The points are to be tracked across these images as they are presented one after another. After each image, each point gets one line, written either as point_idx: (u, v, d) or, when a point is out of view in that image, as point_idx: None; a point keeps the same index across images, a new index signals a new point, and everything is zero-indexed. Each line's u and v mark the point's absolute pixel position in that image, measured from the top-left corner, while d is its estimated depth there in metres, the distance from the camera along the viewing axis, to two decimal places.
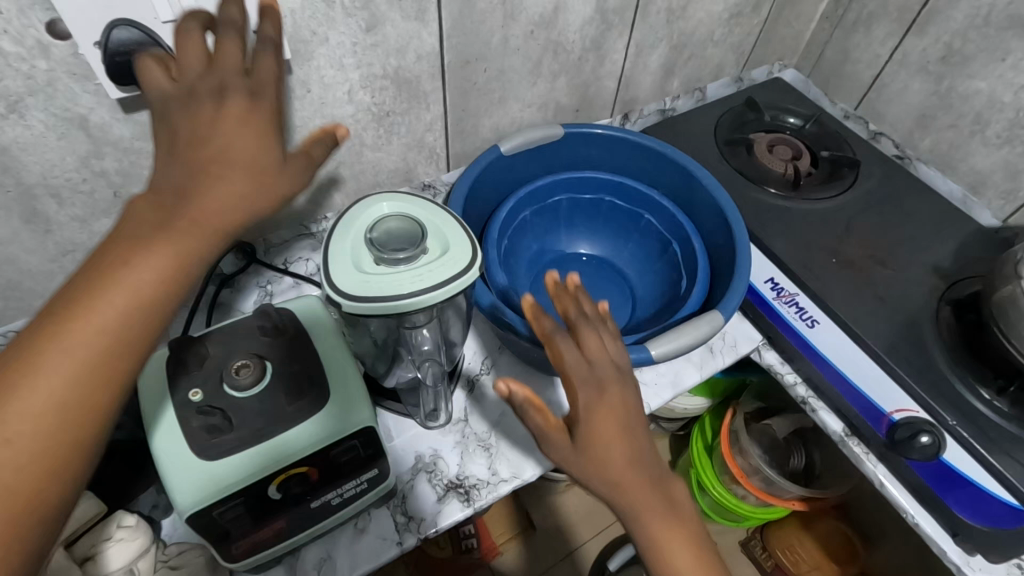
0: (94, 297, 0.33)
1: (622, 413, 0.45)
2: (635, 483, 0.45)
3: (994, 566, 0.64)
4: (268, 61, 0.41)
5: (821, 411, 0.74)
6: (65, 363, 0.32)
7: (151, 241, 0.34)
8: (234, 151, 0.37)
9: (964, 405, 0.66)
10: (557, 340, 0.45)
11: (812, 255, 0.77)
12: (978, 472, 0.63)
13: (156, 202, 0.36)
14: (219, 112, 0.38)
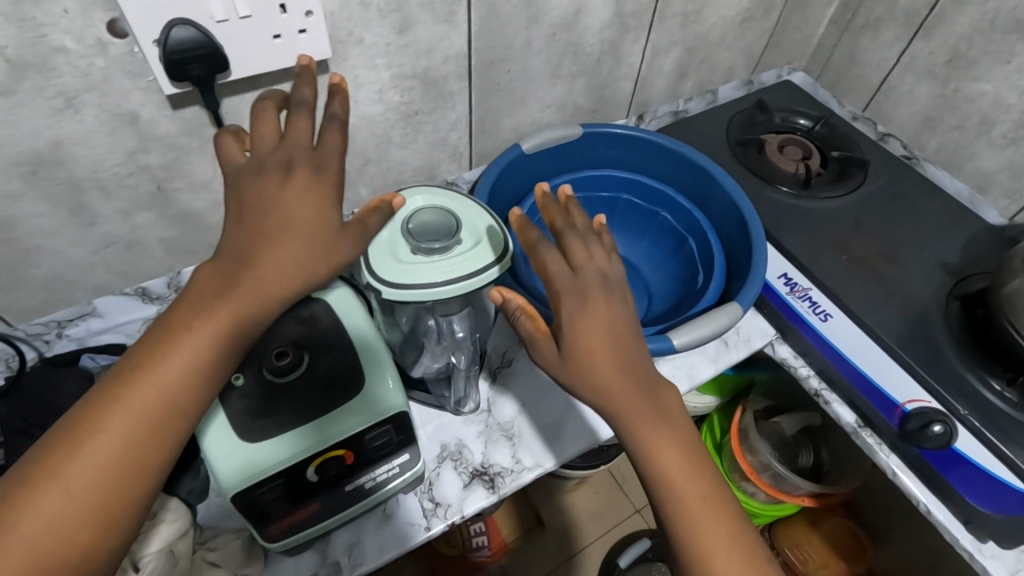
0: (155, 360, 0.37)
1: (609, 322, 0.48)
2: (621, 391, 0.47)
3: (1006, 552, 0.66)
4: (332, 134, 0.45)
5: (834, 403, 0.76)
6: (128, 420, 0.37)
7: (212, 306, 0.39)
8: (293, 223, 0.41)
9: (976, 396, 0.68)
10: (540, 249, 0.50)
11: (824, 252, 0.79)
12: (988, 459, 0.65)
13: (219, 268, 0.40)
14: (286, 184, 0.41)
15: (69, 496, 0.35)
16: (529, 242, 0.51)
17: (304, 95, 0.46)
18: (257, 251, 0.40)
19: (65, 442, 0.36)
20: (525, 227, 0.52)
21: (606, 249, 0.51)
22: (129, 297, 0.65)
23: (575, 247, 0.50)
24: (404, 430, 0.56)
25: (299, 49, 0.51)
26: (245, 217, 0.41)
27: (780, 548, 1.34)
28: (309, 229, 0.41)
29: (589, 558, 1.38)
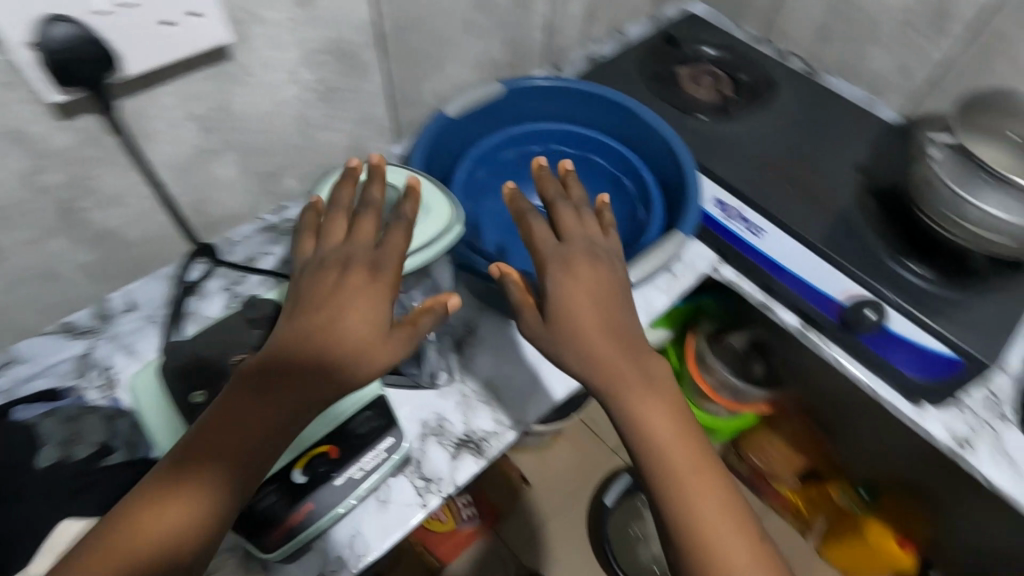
0: (222, 429, 0.44)
1: (595, 292, 0.55)
2: (607, 347, 0.53)
3: (940, 411, 0.74)
4: (399, 239, 0.52)
5: (777, 309, 0.80)
6: (196, 482, 0.43)
7: (269, 386, 0.46)
8: (347, 316, 0.48)
9: (897, 277, 0.74)
10: (529, 221, 0.59)
11: (748, 173, 0.83)
12: (915, 333, 0.72)
13: (278, 355, 0.47)
14: (348, 284, 0.49)
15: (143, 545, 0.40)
16: (520, 212, 0.60)
17: (371, 196, 0.54)
18: (315, 338, 0.48)
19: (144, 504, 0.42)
20: (517, 199, 0.60)
21: (597, 224, 0.60)
22: (54, 336, 0.62)
23: (564, 216, 0.59)
24: (379, 411, 0.57)
25: (200, 35, 0.47)
26: (309, 311, 0.49)
27: (746, 453, 1.47)
28: (361, 324, 0.48)
29: (576, 503, 1.43)
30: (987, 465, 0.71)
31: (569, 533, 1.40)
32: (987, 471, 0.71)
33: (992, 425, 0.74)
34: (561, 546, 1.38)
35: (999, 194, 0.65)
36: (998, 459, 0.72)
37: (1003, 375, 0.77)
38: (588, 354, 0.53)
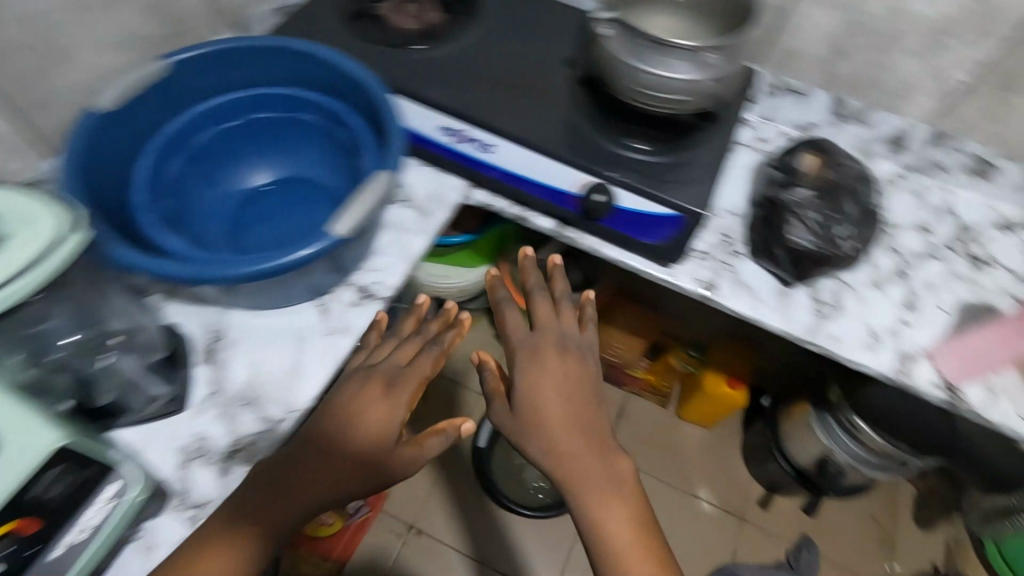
0: (267, 499, 0.57)
1: (563, 371, 0.75)
2: (559, 420, 0.71)
3: (688, 266, 0.82)
4: (425, 361, 0.67)
5: (533, 217, 0.84)
6: (235, 536, 0.56)
7: (305, 476, 0.58)
8: (366, 423, 0.61)
9: (617, 157, 0.78)
10: (505, 311, 0.82)
11: (466, 93, 0.81)
12: (640, 203, 0.77)
13: (321, 453, 0.60)
14: (373, 402, 0.62)
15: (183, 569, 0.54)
16: (497, 302, 0.83)
17: (431, 328, 0.71)
18: (346, 445, 0.60)
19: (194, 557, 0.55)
20: (495, 289, 0.85)
21: (573, 318, 0.82)
22: None
23: (540, 307, 0.81)
24: (58, 461, 0.50)
25: None
26: (340, 413, 0.62)
27: (599, 352, 1.57)
28: (375, 439, 0.61)
29: (455, 456, 1.43)
30: (729, 299, 0.81)
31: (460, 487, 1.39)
32: (729, 302, 0.81)
33: (727, 263, 0.83)
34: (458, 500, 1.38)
35: (677, 61, 0.69)
36: (737, 289, 0.81)
37: (727, 216, 0.87)
38: (549, 446, 0.70)
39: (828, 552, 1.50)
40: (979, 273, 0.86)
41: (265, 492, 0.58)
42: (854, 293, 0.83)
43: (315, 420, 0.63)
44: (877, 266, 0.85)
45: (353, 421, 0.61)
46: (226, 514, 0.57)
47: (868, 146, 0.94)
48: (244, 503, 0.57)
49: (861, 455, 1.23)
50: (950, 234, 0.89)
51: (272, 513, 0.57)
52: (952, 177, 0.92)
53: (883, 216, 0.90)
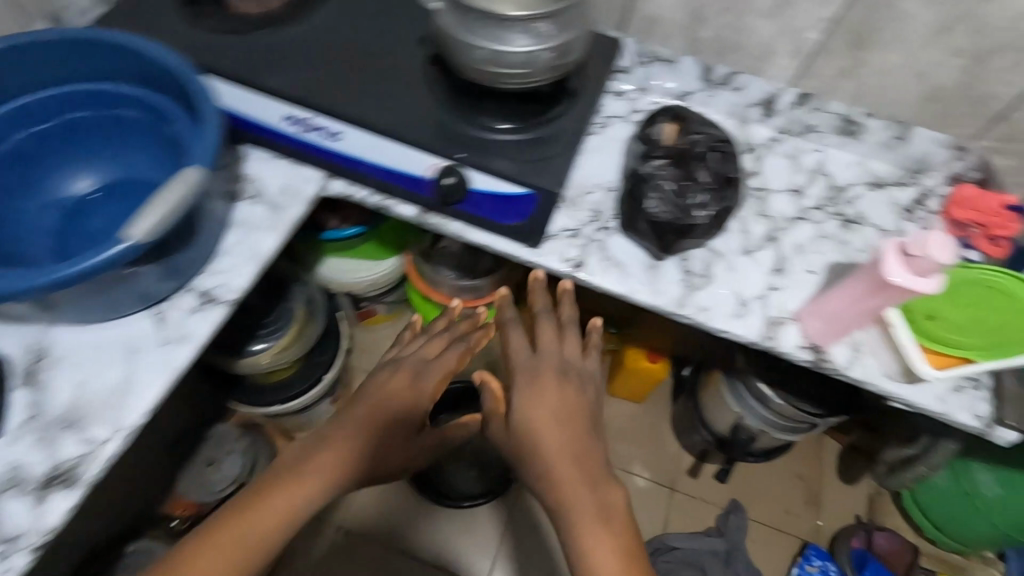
0: (325, 467, 0.74)
1: (566, 393, 0.80)
2: (555, 441, 0.75)
3: (556, 245, 0.81)
4: (451, 358, 0.91)
5: (395, 205, 0.79)
6: (300, 489, 0.72)
7: (353, 447, 0.77)
8: (397, 401, 0.85)
9: (467, 135, 0.76)
10: (509, 331, 0.89)
11: (308, 77, 0.77)
12: (494, 183, 0.74)
13: (367, 429, 0.80)
14: (401, 396, 0.85)
15: (256, 513, 0.68)
16: (504, 320, 0.90)
17: (456, 327, 0.97)
18: (389, 424, 0.83)
19: (264, 492, 0.71)
20: (503, 307, 0.92)
21: (575, 343, 0.88)
22: None
23: (543, 331, 0.88)
24: None
25: None
26: (383, 395, 0.85)
27: None
28: (402, 417, 0.85)
29: None
30: (597, 275, 0.79)
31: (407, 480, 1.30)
32: (597, 279, 0.79)
33: (596, 239, 0.82)
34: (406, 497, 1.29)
35: (513, 32, 0.66)
36: (605, 265, 0.80)
37: (595, 192, 0.85)
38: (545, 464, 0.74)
39: (756, 514, 1.52)
40: (847, 232, 0.86)
41: (319, 458, 0.75)
42: (724, 261, 0.82)
43: (363, 403, 0.83)
44: (748, 233, 0.85)
45: (391, 402, 0.84)
46: (291, 471, 0.73)
47: (741, 111, 0.92)
48: (308, 465, 0.74)
49: (772, 420, 1.22)
50: (821, 195, 0.89)
51: (329, 476, 0.74)
52: (822, 137, 0.92)
53: (755, 181, 0.89)
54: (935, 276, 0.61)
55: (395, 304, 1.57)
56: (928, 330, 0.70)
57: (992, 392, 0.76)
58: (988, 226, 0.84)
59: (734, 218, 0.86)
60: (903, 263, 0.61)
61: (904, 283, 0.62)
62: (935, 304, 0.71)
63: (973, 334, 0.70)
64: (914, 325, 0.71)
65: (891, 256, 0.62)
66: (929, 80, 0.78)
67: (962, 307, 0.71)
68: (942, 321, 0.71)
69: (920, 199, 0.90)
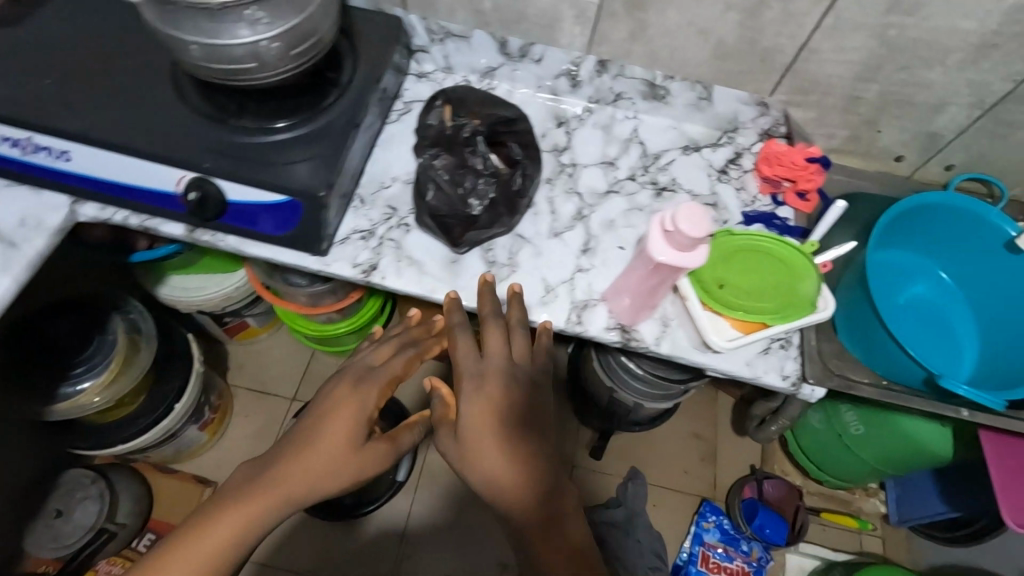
0: (258, 499, 0.65)
1: (507, 412, 0.66)
2: (502, 458, 0.64)
3: (345, 250, 0.75)
4: (396, 363, 0.78)
5: (160, 224, 0.72)
6: (233, 523, 0.64)
7: (289, 473, 0.66)
8: (336, 421, 0.70)
9: (217, 141, 0.68)
10: (456, 335, 0.72)
11: (25, 90, 0.67)
12: (248, 193, 0.67)
13: (303, 451, 0.68)
14: (350, 406, 0.71)
15: (189, 553, 0.62)
16: (451, 323, 0.73)
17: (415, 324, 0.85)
18: (328, 451, 0.68)
19: (214, 512, 0.64)
20: (452, 308, 0.72)
21: (524, 344, 0.71)
22: None
23: (491, 336, 0.70)
24: None
25: None
26: (322, 415, 0.71)
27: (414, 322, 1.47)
28: (343, 441, 0.69)
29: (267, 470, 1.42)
30: (391, 278, 0.74)
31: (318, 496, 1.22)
32: (392, 282, 0.74)
33: (391, 238, 0.76)
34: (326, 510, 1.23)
35: (235, 24, 0.59)
36: (400, 267, 0.75)
37: (391, 186, 0.79)
38: (492, 481, 0.64)
39: (658, 479, 1.53)
40: (659, 201, 0.83)
41: (254, 487, 0.66)
42: (531, 246, 0.78)
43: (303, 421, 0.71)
44: (556, 213, 0.81)
45: (328, 422, 0.70)
46: (222, 505, 0.65)
47: (548, 83, 0.88)
48: (242, 494, 0.66)
49: (644, 392, 1.23)
50: (634, 164, 0.86)
51: (262, 506, 0.65)
52: (632, 104, 0.88)
53: (565, 157, 0.85)
54: (697, 249, 0.59)
55: (266, 315, 1.48)
56: (722, 300, 0.69)
57: (800, 351, 0.75)
58: (796, 181, 0.83)
59: (542, 199, 0.82)
60: (665, 240, 0.59)
61: (670, 261, 0.59)
62: (718, 273, 0.71)
63: (763, 297, 0.69)
64: (707, 300, 0.69)
65: (655, 235, 0.60)
66: (713, 37, 0.76)
67: (743, 270, 0.71)
68: (731, 288, 0.70)
69: (733, 159, 0.87)
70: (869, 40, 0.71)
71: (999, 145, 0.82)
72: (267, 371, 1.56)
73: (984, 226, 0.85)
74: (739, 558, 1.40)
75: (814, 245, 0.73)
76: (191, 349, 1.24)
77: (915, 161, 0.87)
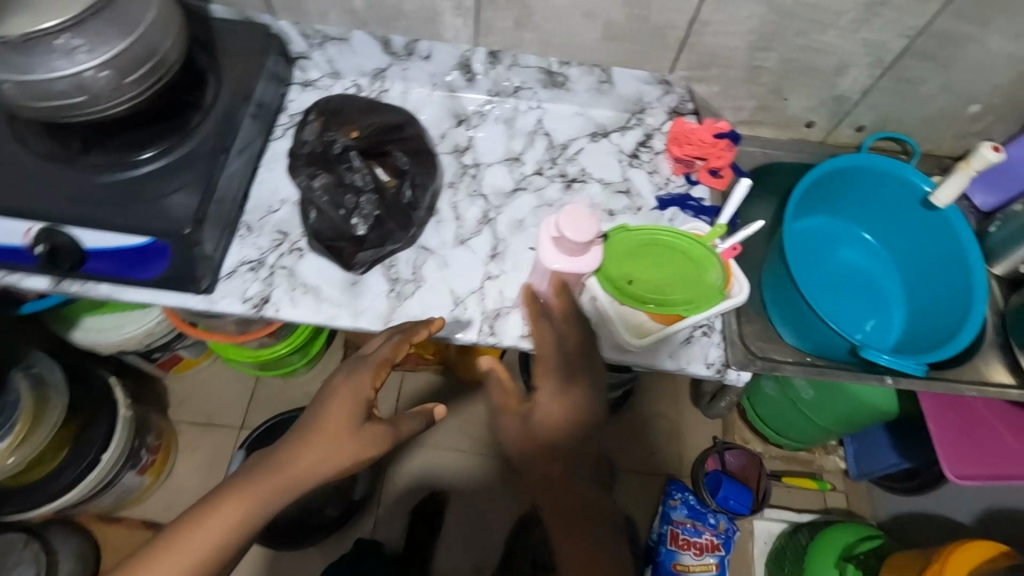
0: (249, 492, 0.54)
1: (575, 412, 0.60)
2: (552, 462, 0.60)
3: (232, 283, 0.69)
4: (385, 347, 0.61)
5: (20, 279, 0.65)
6: (220, 519, 0.54)
7: (283, 463, 0.55)
8: (335, 407, 0.57)
9: (63, 182, 0.62)
10: (540, 326, 0.66)
11: None
12: (106, 237, 0.62)
13: (297, 441, 0.56)
14: (348, 395, 0.58)
15: (170, 554, 0.52)
16: (537, 310, 0.68)
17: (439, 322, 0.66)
18: (324, 437, 0.56)
19: (209, 505, 0.54)
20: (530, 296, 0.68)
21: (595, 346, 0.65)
22: None
23: (573, 335, 0.64)
24: None
25: None
26: (323, 404, 0.57)
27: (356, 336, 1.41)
28: (342, 431, 0.56)
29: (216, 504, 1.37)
30: (285, 309, 0.69)
31: (278, 527, 1.07)
32: (287, 314, 0.69)
33: (282, 265, 0.71)
34: (292, 543, 1.06)
35: (48, 56, 0.52)
36: (295, 296, 0.69)
37: (280, 209, 0.74)
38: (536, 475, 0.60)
39: (623, 462, 1.51)
40: (569, 194, 0.80)
41: (244, 482, 0.55)
42: (435, 258, 0.74)
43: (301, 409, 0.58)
44: (461, 219, 0.77)
45: (326, 409, 0.57)
46: (209, 501, 0.54)
47: (443, 79, 0.83)
48: (229, 489, 0.55)
49: None
50: (540, 158, 0.82)
51: (250, 503, 0.54)
52: (533, 93, 0.84)
53: (468, 157, 0.81)
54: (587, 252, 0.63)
55: (199, 345, 1.41)
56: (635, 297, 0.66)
57: (723, 335, 0.72)
58: (708, 159, 0.81)
59: (445, 205, 0.77)
60: None
61: (559, 265, 0.63)
62: (625, 270, 0.67)
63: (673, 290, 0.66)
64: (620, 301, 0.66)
65: (545, 244, 0.63)
66: (600, 18, 0.72)
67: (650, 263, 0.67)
68: (642, 283, 0.67)
69: (644, 141, 0.84)
70: (758, 8, 0.68)
71: (905, 102, 0.80)
72: (210, 402, 1.48)
73: (897, 183, 0.84)
74: (708, 531, 1.38)
75: (722, 228, 0.69)
76: (115, 394, 1.15)
77: (826, 126, 0.85)
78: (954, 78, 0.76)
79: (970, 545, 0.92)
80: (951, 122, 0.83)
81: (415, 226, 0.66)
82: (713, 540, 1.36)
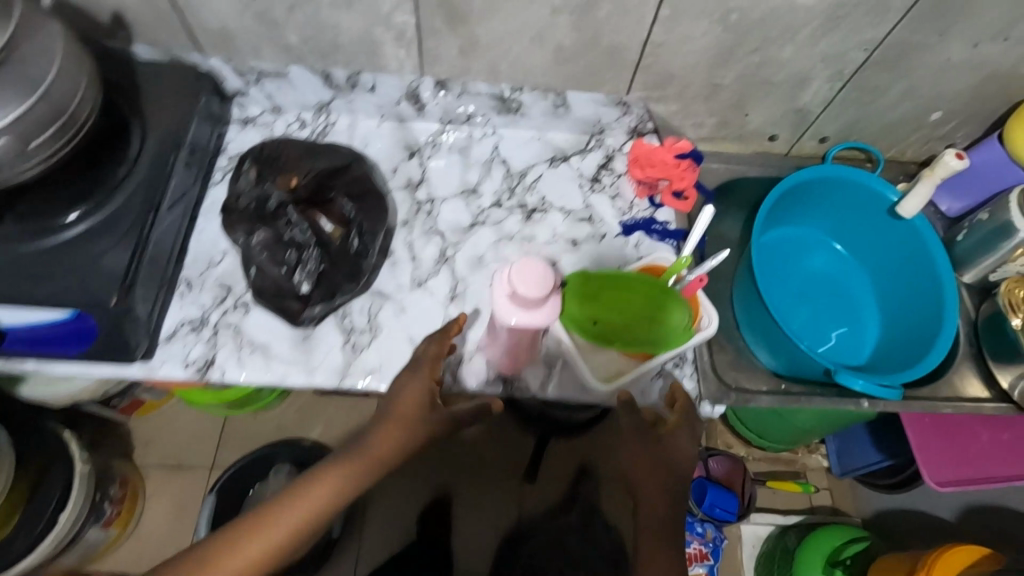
0: (334, 475, 0.59)
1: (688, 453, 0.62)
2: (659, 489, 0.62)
3: (173, 346, 0.65)
4: (430, 345, 0.62)
5: None
6: (307, 500, 0.58)
7: (365, 452, 0.60)
8: (404, 397, 0.61)
9: None
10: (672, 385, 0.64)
11: None
12: (20, 314, 0.57)
13: (376, 429, 0.61)
14: (411, 401, 0.60)
15: (259, 538, 0.56)
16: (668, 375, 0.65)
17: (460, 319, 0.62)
18: (396, 426, 0.60)
19: (303, 484, 0.59)
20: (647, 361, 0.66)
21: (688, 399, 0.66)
22: None
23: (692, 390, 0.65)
24: None
25: None
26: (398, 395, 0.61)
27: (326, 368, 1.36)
28: (409, 417, 0.60)
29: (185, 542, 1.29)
30: (231, 370, 0.64)
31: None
32: (233, 376, 0.64)
33: (227, 322, 0.66)
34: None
35: None
36: (241, 356, 0.65)
37: (223, 260, 0.69)
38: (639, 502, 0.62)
39: None
40: (529, 226, 0.77)
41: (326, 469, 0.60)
42: (392, 303, 0.70)
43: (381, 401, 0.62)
44: (417, 259, 0.73)
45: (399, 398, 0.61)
46: (293, 488, 0.59)
47: (392, 110, 0.78)
48: (316, 476, 0.60)
49: None
50: (498, 188, 0.78)
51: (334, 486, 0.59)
52: (486, 120, 0.80)
53: (422, 192, 0.77)
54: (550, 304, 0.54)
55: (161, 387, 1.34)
56: (601, 337, 0.63)
57: (695, 368, 0.69)
58: (671, 180, 0.78)
59: (399, 245, 0.73)
60: (513, 304, 0.54)
61: (522, 323, 0.54)
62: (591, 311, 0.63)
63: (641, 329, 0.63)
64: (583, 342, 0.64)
65: (501, 299, 0.54)
66: (549, 43, 0.68)
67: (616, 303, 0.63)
68: (608, 323, 0.63)
69: (605, 163, 0.81)
70: (712, 26, 0.65)
71: (868, 112, 0.78)
72: (176, 441, 1.40)
73: (864, 192, 0.82)
74: (696, 540, 1.37)
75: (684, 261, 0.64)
76: (67, 448, 1.05)
77: (789, 137, 0.83)
78: (915, 86, 0.74)
79: (957, 550, 0.91)
80: (914, 129, 0.81)
81: (365, 275, 0.62)
82: (702, 549, 1.35)
